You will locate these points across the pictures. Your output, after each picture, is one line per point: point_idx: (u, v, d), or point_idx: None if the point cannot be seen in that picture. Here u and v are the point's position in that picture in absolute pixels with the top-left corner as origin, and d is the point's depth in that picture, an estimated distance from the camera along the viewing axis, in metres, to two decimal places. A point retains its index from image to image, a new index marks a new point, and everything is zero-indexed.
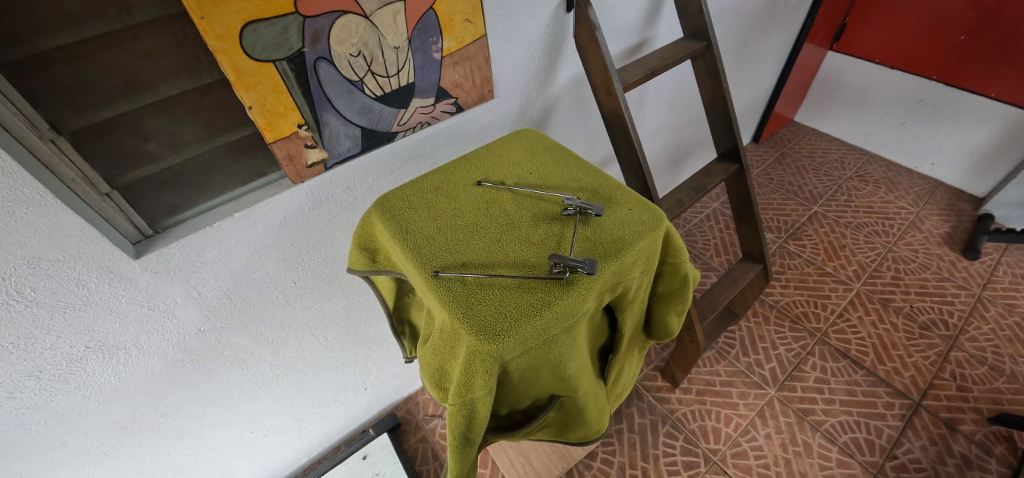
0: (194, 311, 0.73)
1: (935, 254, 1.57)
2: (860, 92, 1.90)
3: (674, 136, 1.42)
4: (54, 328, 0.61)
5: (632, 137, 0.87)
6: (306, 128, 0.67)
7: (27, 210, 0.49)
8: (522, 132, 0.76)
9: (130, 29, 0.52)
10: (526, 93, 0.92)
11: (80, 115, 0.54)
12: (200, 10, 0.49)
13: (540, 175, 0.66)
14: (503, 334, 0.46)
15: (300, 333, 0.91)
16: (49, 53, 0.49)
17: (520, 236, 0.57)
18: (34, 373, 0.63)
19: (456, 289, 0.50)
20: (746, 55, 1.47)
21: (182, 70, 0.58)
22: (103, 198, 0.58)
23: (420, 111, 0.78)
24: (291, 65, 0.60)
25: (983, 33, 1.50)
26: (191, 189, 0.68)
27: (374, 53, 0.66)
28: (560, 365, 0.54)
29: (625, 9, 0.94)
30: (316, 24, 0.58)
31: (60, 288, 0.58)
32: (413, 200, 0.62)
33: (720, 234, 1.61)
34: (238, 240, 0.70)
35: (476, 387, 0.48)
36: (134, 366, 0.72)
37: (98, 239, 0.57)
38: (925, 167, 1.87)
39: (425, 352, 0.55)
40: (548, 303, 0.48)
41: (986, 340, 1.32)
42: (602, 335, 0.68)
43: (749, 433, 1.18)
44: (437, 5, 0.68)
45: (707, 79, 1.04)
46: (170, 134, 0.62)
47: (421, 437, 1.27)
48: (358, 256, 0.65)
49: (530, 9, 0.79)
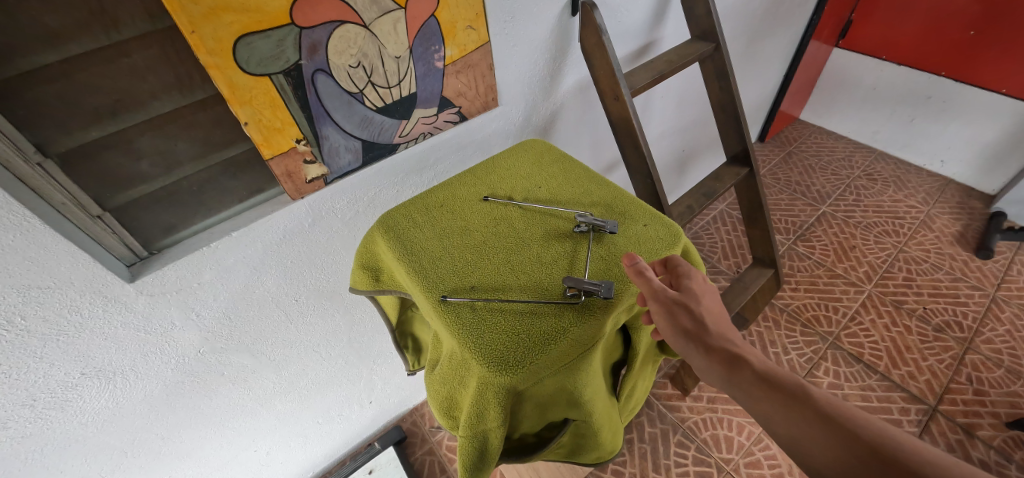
0: (192, 333, 0.70)
1: (947, 254, 1.54)
2: (867, 89, 1.87)
3: (681, 138, 1.39)
4: (47, 357, 0.58)
5: (642, 144, 0.84)
6: (304, 143, 0.64)
7: (14, 237, 0.47)
8: (529, 142, 0.73)
9: (118, 45, 0.50)
10: (531, 100, 0.89)
11: (67, 136, 0.52)
12: (190, 23, 0.47)
13: (550, 189, 0.64)
14: (517, 365, 0.43)
15: (303, 350, 0.89)
16: (31, 73, 0.47)
17: (530, 256, 0.54)
18: (27, 402, 0.61)
19: (465, 315, 0.47)
20: (752, 54, 1.45)
21: (174, 87, 0.55)
22: (95, 220, 0.56)
23: (422, 122, 0.75)
24: (289, 78, 0.57)
25: (992, 28, 1.47)
26: (187, 208, 0.65)
27: (375, 63, 0.64)
28: (576, 391, 0.51)
29: (632, 11, 0.91)
30: (314, 35, 0.56)
31: (53, 316, 0.55)
32: (416, 217, 0.60)
33: (728, 236, 1.59)
34: (237, 259, 0.68)
35: (489, 419, 0.45)
36: (131, 391, 0.70)
37: (91, 264, 0.54)
38: (934, 165, 1.84)
39: (433, 379, 0.52)
40: (563, 330, 0.46)
41: (1001, 342, 1.30)
42: (615, 353, 0.65)
43: (762, 442, 1.15)
44: (438, 11, 0.65)
45: (716, 81, 1.01)
46: (163, 152, 0.59)
47: (427, 450, 1.25)
48: (360, 275, 0.63)
49: (534, 14, 0.77)
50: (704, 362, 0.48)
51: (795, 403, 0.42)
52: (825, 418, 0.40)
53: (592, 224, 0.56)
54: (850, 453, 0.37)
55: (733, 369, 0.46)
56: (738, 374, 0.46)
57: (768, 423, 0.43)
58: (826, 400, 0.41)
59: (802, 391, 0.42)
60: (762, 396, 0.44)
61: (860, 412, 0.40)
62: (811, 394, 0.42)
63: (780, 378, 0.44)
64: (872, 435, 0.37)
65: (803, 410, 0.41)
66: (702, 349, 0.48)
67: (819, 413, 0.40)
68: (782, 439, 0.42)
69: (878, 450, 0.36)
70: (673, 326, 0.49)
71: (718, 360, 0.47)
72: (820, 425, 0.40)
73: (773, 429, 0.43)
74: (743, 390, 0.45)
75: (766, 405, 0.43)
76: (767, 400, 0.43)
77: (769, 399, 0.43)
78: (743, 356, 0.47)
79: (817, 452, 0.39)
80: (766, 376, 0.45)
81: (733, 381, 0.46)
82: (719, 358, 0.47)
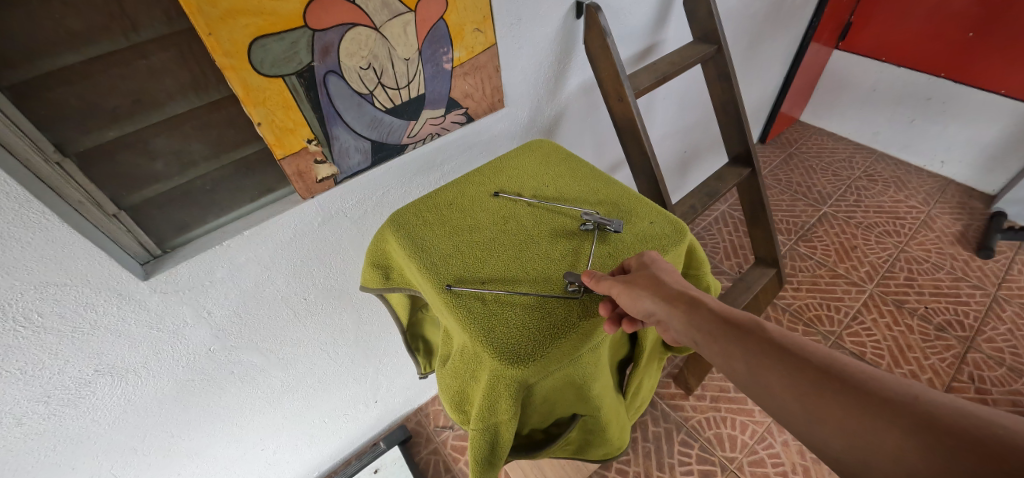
0: (203, 331, 0.71)
1: (948, 254, 1.55)
2: (867, 91, 1.89)
3: (683, 138, 1.40)
4: (61, 353, 0.59)
5: (646, 144, 0.85)
6: (316, 143, 0.65)
7: (34, 234, 0.48)
8: (535, 142, 0.74)
9: (136, 47, 0.51)
10: (536, 101, 0.90)
11: (85, 136, 0.53)
12: (207, 26, 0.48)
13: (556, 188, 0.65)
14: (528, 358, 0.44)
15: (311, 349, 0.90)
16: (52, 73, 0.48)
17: (539, 253, 0.55)
18: (41, 398, 0.62)
19: (475, 310, 0.48)
20: (753, 56, 1.46)
21: (189, 88, 0.56)
22: (111, 219, 0.57)
23: (430, 122, 0.76)
24: (301, 80, 0.58)
25: (991, 29, 1.49)
26: (199, 207, 0.66)
27: (385, 65, 0.65)
28: (585, 385, 0.52)
29: (635, 13, 0.93)
30: (326, 37, 0.57)
31: (68, 313, 0.56)
32: (427, 216, 0.61)
33: (730, 237, 1.60)
34: (248, 257, 0.69)
35: (500, 411, 0.46)
36: (142, 388, 0.71)
37: (107, 262, 0.55)
38: (935, 165, 1.85)
39: (445, 374, 0.53)
40: (573, 324, 0.47)
41: (1002, 340, 1.30)
42: (621, 349, 0.67)
43: (766, 441, 1.15)
44: (447, 14, 0.66)
45: (718, 83, 1.02)
46: (178, 152, 0.60)
47: (432, 449, 1.25)
48: (371, 273, 0.64)
49: (540, 17, 0.78)
50: (667, 311, 0.46)
51: (752, 336, 0.41)
52: (779, 347, 0.40)
53: (598, 223, 0.57)
54: (802, 374, 0.37)
55: (695, 311, 0.45)
56: (700, 316, 0.45)
57: (727, 360, 0.42)
58: (777, 333, 0.42)
59: (758, 327, 0.42)
60: (722, 333, 0.43)
61: (805, 340, 0.40)
62: (764, 328, 0.42)
63: (735, 316, 0.44)
64: (820, 357, 0.38)
65: (759, 342, 0.41)
66: (665, 299, 0.46)
67: (773, 342, 0.40)
68: (736, 374, 0.41)
69: (826, 367, 0.37)
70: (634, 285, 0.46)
71: (681, 305, 0.45)
72: (774, 353, 0.39)
73: (731, 365, 0.42)
74: (704, 331, 0.44)
75: (725, 341, 0.42)
76: (726, 336, 0.42)
77: (728, 335, 0.42)
78: (702, 300, 0.46)
79: (773, 380, 0.38)
80: (724, 316, 0.44)
81: (694, 323, 0.44)
82: (682, 303, 0.46)
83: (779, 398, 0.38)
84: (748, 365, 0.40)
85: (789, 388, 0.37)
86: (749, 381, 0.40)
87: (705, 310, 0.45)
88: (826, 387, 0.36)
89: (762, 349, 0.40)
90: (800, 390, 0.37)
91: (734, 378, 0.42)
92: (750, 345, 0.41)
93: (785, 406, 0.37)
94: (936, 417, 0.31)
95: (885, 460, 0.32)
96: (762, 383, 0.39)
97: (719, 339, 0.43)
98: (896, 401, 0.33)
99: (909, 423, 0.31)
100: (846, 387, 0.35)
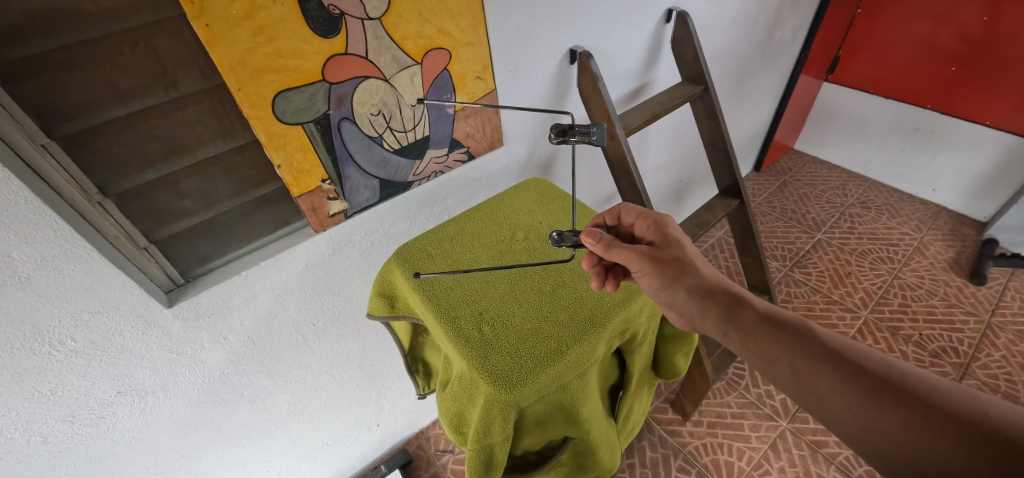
0: (218, 355, 0.76)
1: (942, 280, 1.57)
2: (857, 121, 1.95)
3: (676, 169, 1.46)
4: (88, 376, 0.64)
5: (636, 180, 0.90)
6: (329, 182, 0.71)
7: (74, 266, 0.54)
8: (530, 180, 0.80)
9: (174, 101, 0.58)
10: (534, 139, 0.96)
11: (125, 179, 0.59)
12: (238, 82, 0.55)
13: (549, 223, 0.71)
14: (519, 383, 0.48)
15: (318, 373, 0.94)
16: (101, 126, 0.55)
17: (532, 286, 0.61)
18: (67, 418, 0.66)
19: (474, 339, 0.53)
20: (743, 90, 1.53)
21: (218, 135, 0.63)
22: (141, 251, 0.62)
23: (434, 161, 0.82)
24: (318, 126, 0.65)
25: (972, 64, 1.56)
26: (221, 240, 0.72)
27: (393, 111, 0.71)
28: (574, 409, 0.56)
29: (625, 58, 1.00)
30: (341, 89, 0.64)
31: (98, 338, 0.61)
32: (430, 249, 0.66)
33: (726, 263, 1.64)
34: (264, 286, 0.74)
35: (494, 434, 0.50)
36: (160, 409, 0.75)
37: (135, 290, 0.60)
38: (926, 192, 1.90)
39: (445, 398, 0.57)
40: (560, 353, 0.52)
41: (998, 367, 1.32)
42: (611, 376, 0.70)
43: (762, 467, 1.16)
44: (450, 65, 0.74)
45: (705, 120, 1.09)
46: (204, 191, 0.67)
47: (433, 473, 1.27)
48: (376, 302, 0.69)
49: (536, 65, 0.85)
50: (702, 309, 0.56)
51: (803, 342, 0.48)
52: (832, 354, 0.46)
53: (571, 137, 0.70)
54: (855, 383, 0.43)
55: (734, 315, 0.53)
56: (746, 316, 0.53)
57: (773, 362, 0.49)
58: (831, 339, 0.48)
59: (807, 331, 0.49)
60: (767, 337, 0.50)
61: (863, 350, 0.46)
62: (817, 334, 0.49)
63: (783, 319, 0.51)
64: (873, 365, 0.44)
65: (809, 348, 0.48)
66: (698, 296, 0.56)
67: (827, 350, 0.47)
68: (783, 377, 0.49)
69: (883, 378, 0.43)
70: (660, 264, 0.57)
71: (721, 308, 0.55)
72: (827, 360, 0.46)
73: (776, 367, 0.49)
74: (741, 332, 0.53)
75: (770, 342, 0.50)
76: (771, 340, 0.50)
77: (775, 340, 0.50)
78: (745, 302, 0.54)
79: (824, 385, 0.45)
80: (771, 318, 0.52)
81: (737, 325, 0.53)
82: (716, 302, 0.55)
83: (824, 400, 0.45)
84: (792, 369, 0.48)
85: (835, 391, 0.44)
86: (792, 383, 0.48)
87: (746, 312, 0.53)
88: (878, 394, 0.42)
89: (812, 356, 0.47)
90: (849, 396, 0.43)
91: (781, 380, 0.49)
92: (799, 351, 0.48)
93: (830, 408, 0.45)
94: (998, 431, 0.36)
95: (929, 463, 0.38)
96: (807, 385, 0.46)
97: (762, 342, 0.50)
98: (952, 412, 0.39)
99: (966, 434, 0.37)
100: (905, 397, 0.41)
